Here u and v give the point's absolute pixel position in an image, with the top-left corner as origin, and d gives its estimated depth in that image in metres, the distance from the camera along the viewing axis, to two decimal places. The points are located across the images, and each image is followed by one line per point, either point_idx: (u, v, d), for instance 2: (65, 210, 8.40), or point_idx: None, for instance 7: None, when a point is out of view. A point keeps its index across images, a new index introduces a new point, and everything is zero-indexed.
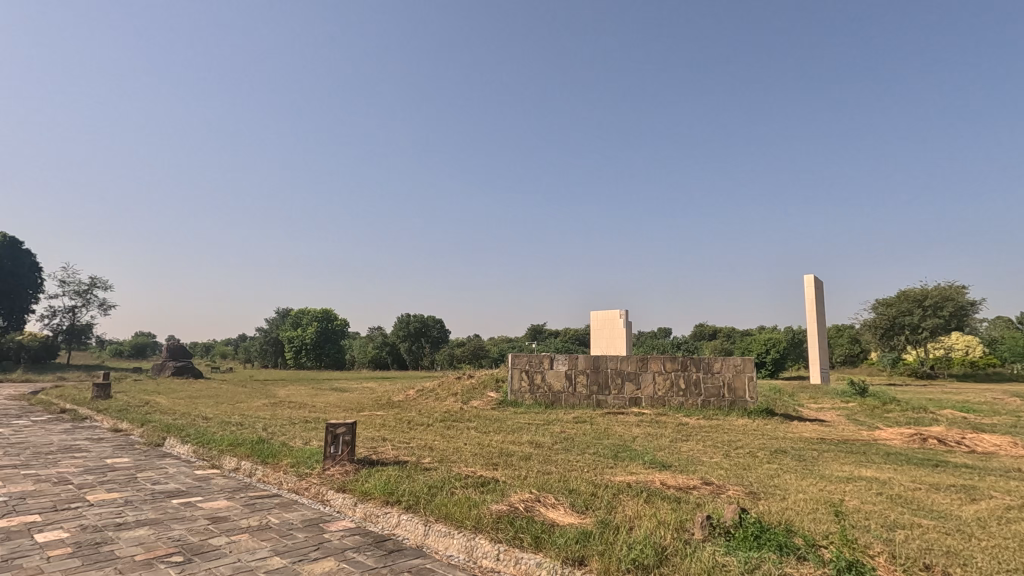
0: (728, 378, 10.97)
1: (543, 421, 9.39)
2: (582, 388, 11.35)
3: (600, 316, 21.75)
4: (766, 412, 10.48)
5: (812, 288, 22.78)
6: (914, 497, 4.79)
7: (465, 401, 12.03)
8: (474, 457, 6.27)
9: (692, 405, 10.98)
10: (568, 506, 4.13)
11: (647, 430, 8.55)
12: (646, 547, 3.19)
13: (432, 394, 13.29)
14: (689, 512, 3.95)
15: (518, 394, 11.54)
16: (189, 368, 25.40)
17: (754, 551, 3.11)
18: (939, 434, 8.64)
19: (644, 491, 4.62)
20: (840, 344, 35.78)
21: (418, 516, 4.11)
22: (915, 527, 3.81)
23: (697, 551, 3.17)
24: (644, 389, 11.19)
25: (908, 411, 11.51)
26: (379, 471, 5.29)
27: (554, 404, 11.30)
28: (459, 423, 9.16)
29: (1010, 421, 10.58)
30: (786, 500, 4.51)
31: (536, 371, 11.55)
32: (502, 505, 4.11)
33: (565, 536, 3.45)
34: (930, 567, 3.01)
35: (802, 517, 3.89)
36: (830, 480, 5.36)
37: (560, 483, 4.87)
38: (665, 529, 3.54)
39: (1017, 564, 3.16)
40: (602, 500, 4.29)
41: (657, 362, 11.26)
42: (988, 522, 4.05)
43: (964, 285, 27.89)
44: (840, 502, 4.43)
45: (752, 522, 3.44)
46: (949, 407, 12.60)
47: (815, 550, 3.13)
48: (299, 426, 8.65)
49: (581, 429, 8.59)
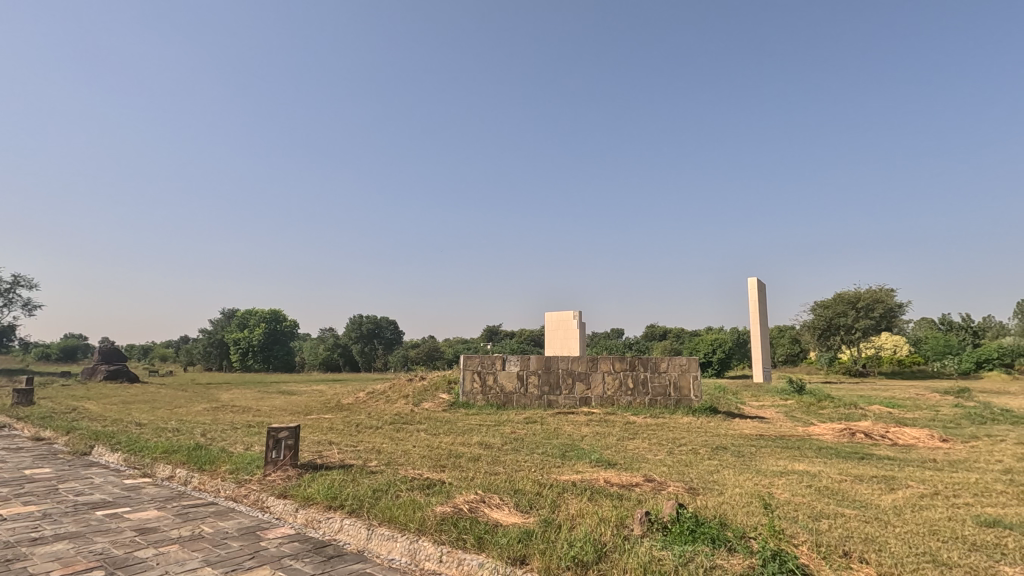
0: (674, 377, 11.31)
1: (494, 422, 9.42)
2: (534, 388, 11.43)
3: (554, 317, 21.97)
4: (710, 410, 10.86)
5: (754, 291, 23.76)
6: (840, 488, 5.07)
7: (417, 403, 11.91)
8: (423, 459, 6.23)
9: (640, 404, 11.25)
10: (512, 506, 4.17)
11: (596, 429, 8.69)
12: (586, 545, 3.26)
13: (383, 396, 13.09)
14: (630, 509, 4.05)
15: (470, 395, 11.53)
16: (124, 372, 24.08)
17: (688, 544, 3.23)
18: (866, 428, 9.19)
19: (588, 489, 4.71)
20: (782, 344, 37.41)
21: (362, 520, 4.05)
22: (838, 517, 4.03)
23: (635, 547, 3.27)
24: (594, 389, 11.39)
25: (840, 407, 12.17)
26: (323, 475, 5.18)
27: (506, 405, 11.35)
28: (410, 425, 9.07)
29: (929, 415, 11.33)
30: (723, 494, 4.70)
31: (488, 371, 11.57)
32: (446, 507, 4.10)
33: (507, 536, 3.48)
34: (849, 554, 3.20)
35: (735, 511, 4.06)
36: (765, 475, 5.61)
37: (506, 483, 4.89)
38: (606, 527, 3.62)
39: (926, 548, 3.40)
40: (546, 499, 4.33)
41: (606, 362, 11.49)
42: (903, 510, 4.34)
43: (892, 288, 29.64)
44: (771, 495, 4.65)
45: (688, 517, 3.56)
46: (877, 403, 13.40)
47: (744, 541, 3.27)
48: (241, 431, 8.35)
49: (531, 430, 8.66)
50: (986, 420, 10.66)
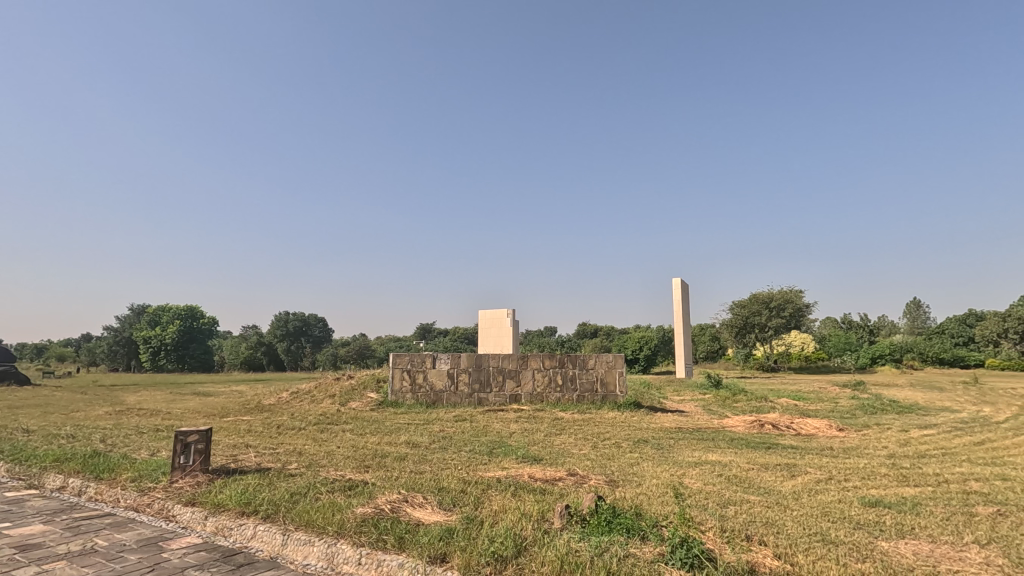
0: (601, 373, 11.65)
1: (423, 420, 9.33)
2: (464, 386, 11.41)
3: (487, 314, 21.99)
4: (634, 405, 11.30)
5: (678, 291, 24.85)
6: (747, 476, 5.42)
7: (343, 402, 11.57)
8: (347, 460, 6.07)
9: (569, 400, 11.51)
10: (436, 504, 4.14)
11: (524, 426, 8.81)
12: (506, 540, 3.30)
13: (308, 396, 12.63)
14: (551, 503, 4.15)
15: (399, 394, 11.33)
16: (12, 374, 21.77)
17: (605, 535, 3.34)
18: (773, 419, 9.88)
19: (512, 485, 4.77)
20: (703, 341, 39.34)
21: (277, 526, 3.88)
22: (744, 503, 4.31)
23: (555, 539, 3.34)
24: (524, 386, 11.53)
25: (752, 401, 12.98)
26: (237, 481, 4.92)
27: (435, 403, 11.24)
28: (334, 426, 8.80)
29: (829, 407, 12.32)
30: (641, 485, 4.91)
31: (418, 370, 11.41)
32: (366, 508, 4.01)
33: (429, 535, 3.45)
34: (751, 538, 3.42)
35: (650, 501, 4.24)
36: (681, 465, 5.91)
37: (431, 481, 4.85)
38: (527, 521, 3.68)
39: (818, 528, 3.70)
40: (470, 496, 4.35)
41: (536, 360, 11.65)
42: (801, 494, 4.70)
43: (801, 289, 31.87)
44: (684, 484, 4.89)
45: (606, 508, 3.68)
46: (785, 396, 14.37)
47: (656, 530, 3.42)
48: (147, 435, 7.78)
49: (460, 428, 8.63)
50: (877, 410, 11.73)
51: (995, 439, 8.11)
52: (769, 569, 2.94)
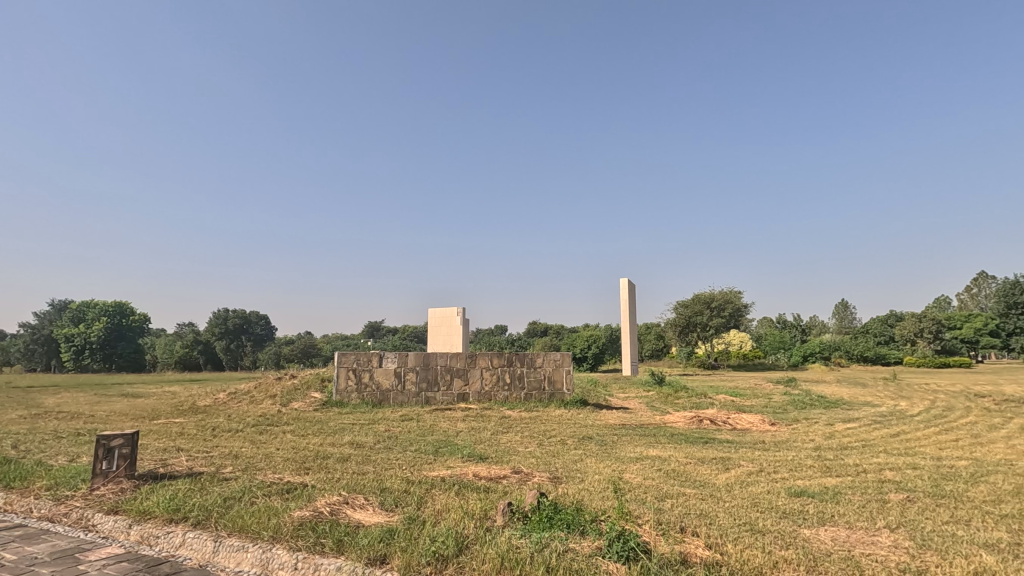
0: (549, 372, 11.80)
1: (368, 420, 9.16)
2: (411, 385, 11.27)
3: (437, 313, 21.81)
4: (580, 403, 11.51)
5: (625, 291, 25.44)
6: (684, 470, 5.63)
7: (285, 402, 11.19)
8: (286, 462, 5.88)
9: (516, 399, 11.59)
10: (377, 505, 4.08)
11: (471, 425, 8.81)
12: (447, 539, 3.29)
13: (246, 396, 12.14)
14: (494, 500, 4.17)
15: (344, 394, 11.07)
16: None
17: (545, 531, 3.38)
18: (711, 415, 10.29)
19: (456, 484, 4.75)
20: (648, 339, 40.47)
21: (208, 533, 3.70)
22: (681, 496, 4.47)
23: (496, 537, 3.36)
24: (472, 384, 11.52)
25: (693, 397, 13.48)
26: (166, 486, 4.68)
27: (382, 403, 11.06)
28: (274, 427, 8.51)
29: (763, 402, 12.96)
30: (583, 481, 5.01)
31: (364, 369, 11.18)
32: (304, 511, 3.90)
33: (369, 537, 3.40)
34: (684, 529, 3.55)
35: (591, 496, 4.34)
36: (623, 461, 6.06)
37: (373, 482, 4.78)
38: (469, 520, 3.68)
39: (747, 519, 3.88)
40: (413, 496, 4.31)
41: (484, 359, 11.67)
42: (733, 486, 4.93)
43: (739, 290, 33.29)
44: (625, 480, 5.02)
45: (548, 505, 3.74)
46: (723, 393, 14.99)
47: (595, 524, 3.50)
48: (67, 440, 7.27)
49: (407, 427, 8.53)
50: (806, 405, 12.43)
51: (909, 430, 8.76)
52: (701, 558, 3.07)
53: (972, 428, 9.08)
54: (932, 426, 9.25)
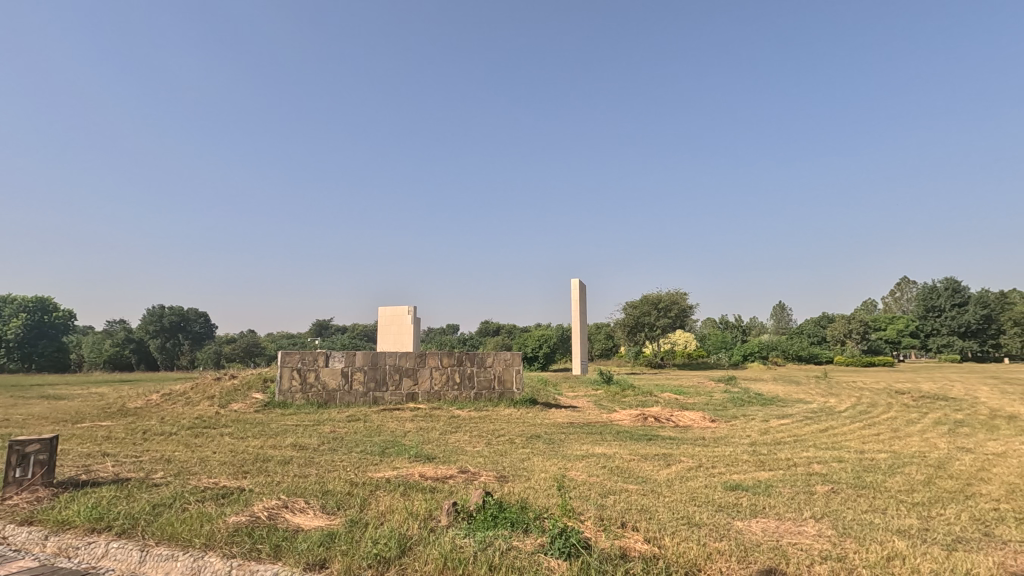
0: (499, 371, 11.84)
1: (313, 421, 8.91)
2: (359, 385, 11.04)
3: (388, 312, 21.49)
4: (529, 402, 11.62)
5: (576, 291, 25.82)
6: (628, 467, 5.78)
7: (224, 404, 10.73)
8: (222, 466, 5.65)
9: (466, 398, 11.56)
10: (318, 509, 3.98)
11: (420, 425, 8.73)
12: (390, 541, 3.25)
13: (182, 398, 11.55)
14: (439, 501, 4.15)
15: (287, 394, 10.72)
16: None
17: (489, 530, 3.39)
18: (656, 413, 10.59)
19: (401, 485, 4.70)
20: (598, 339, 41.19)
21: (134, 542, 3.50)
22: (623, 492, 4.58)
23: (440, 537, 3.34)
24: (421, 384, 11.41)
25: (639, 396, 13.83)
26: (89, 494, 4.40)
27: (328, 403, 10.79)
28: (211, 429, 8.14)
29: (704, 400, 13.42)
30: (529, 480, 5.06)
31: (309, 369, 10.86)
32: (240, 516, 3.76)
33: (308, 541, 3.32)
34: (625, 524, 3.64)
35: (536, 494, 4.39)
36: (569, 459, 6.15)
37: (315, 485, 4.65)
38: (413, 520, 3.65)
39: (685, 513, 4.02)
40: (356, 498, 4.23)
41: (434, 358, 11.59)
42: (674, 482, 5.09)
43: (685, 292, 34.35)
44: (569, 477, 5.10)
45: (493, 504, 3.75)
46: (668, 391, 15.48)
47: (539, 522, 3.54)
48: None
49: (353, 428, 8.36)
50: (744, 402, 12.99)
51: (836, 426, 9.30)
52: (639, 552, 3.16)
53: (891, 423, 9.73)
54: (857, 422, 9.85)
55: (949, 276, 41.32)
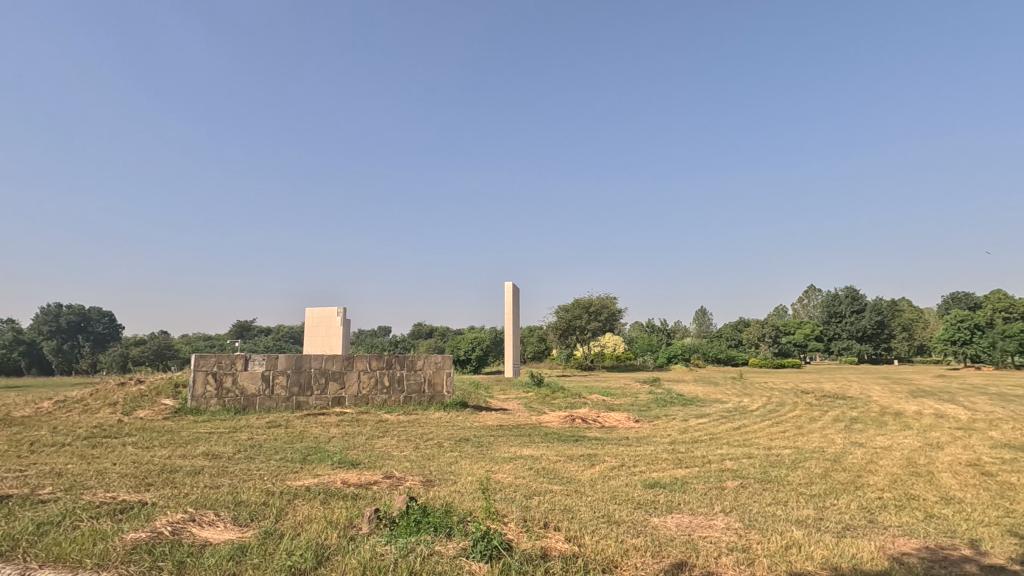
0: (429, 374, 11.72)
1: (229, 428, 8.41)
2: (281, 390, 10.56)
3: (315, 313, 20.74)
4: (460, 404, 11.58)
5: (509, 295, 25.99)
6: (554, 468, 5.88)
7: (128, 411, 9.91)
8: (123, 478, 5.22)
9: (395, 402, 11.34)
10: (229, 521, 3.76)
11: (345, 430, 8.47)
12: (306, 552, 3.12)
13: (79, 405, 10.56)
14: (361, 507, 4.05)
15: (201, 400, 10.07)
16: None
17: (412, 536, 3.34)
18: (584, 414, 10.85)
19: (321, 493, 4.53)
20: (531, 342, 41.64)
21: (11, 565, 3.15)
22: (547, 493, 4.66)
23: (360, 546, 3.25)
24: (348, 387, 11.08)
25: (568, 397, 14.12)
26: None
27: (246, 409, 10.24)
28: (111, 439, 7.50)
29: (629, 401, 13.90)
30: (455, 483, 5.03)
31: (226, 373, 10.25)
32: (140, 533, 3.49)
33: (217, 555, 3.13)
34: (547, 525, 3.70)
35: (462, 497, 4.37)
36: (497, 461, 6.18)
37: (227, 496, 4.39)
38: (331, 529, 3.53)
39: (606, 511, 4.13)
40: (272, 508, 4.04)
41: (362, 361, 11.28)
42: (597, 481, 5.23)
43: (614, 296, 35.41)
44: (495, 480, 5.12)
45: (416, 509, 3.71)
46: (596, 392, 15.89)
47: (462, 526, 3.52)
48: None
49: (273, 435, 7.99)
50: (666, 403, 13.57)
51: (748, 424, 9.90)
52: (559, 552, 3.21)
53: (796, 420, 10.49)
54: (767, 420, 10.53)
55: (849, 285, 45.03)
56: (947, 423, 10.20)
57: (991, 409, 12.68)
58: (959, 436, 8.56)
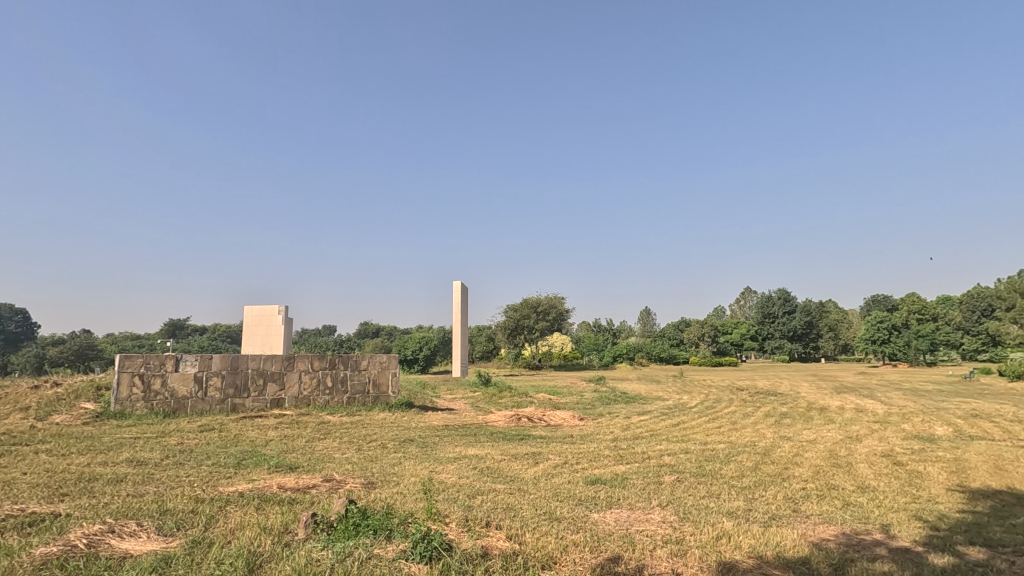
0: (374, 374, 11.50)
1: (156, 433, 7.95)
2: (215, 392, 10.08)
3: (256, 311, 19.95)
4: (405, 405, 11.42)
5: (458, 294, 25.86)
6: (498, 466, 5.90)
7: (43, 416, 9.19)
8: (34, 489, 4.83)
9: (338, 403, 11.06)
10: (153, 531, 3.56)
11: (284, 432, 8.18)
12: (237, 560, 3.00)
13: None
14: (297, 512, 3.92)
15: (126, 403, 9.46)
16: None
17: (350, 539, 3.27)
18: (530, 413, 10.93)
19: (255, 498, 4.36)
20: (480, 341, 41.57)
21: None
22: (490, 492, 4.67)
23: (295, 552, 3.15)
24: (288, 389, 10.71)
25: (515, 397, 14.19)
26: None
27: (177, 412, 9.71)
28: (22, 447, 6.93)
29: (575, 400, 14.13)
30: (398, 485, 4.96)
31: (155, 374, 9.68)
32: (50, 547, 3.24)
33: (138, 566, 2.96)
34: (489, 524, 3.71)
35: (404, 499, 4.32)
36: (441, 461, 6.14)
37: (151, 505, 4.15)
38: (264, 536, 3.40)
39: (548, 509, 4.19)
40: (202, 515, 3.86)
41: (303, 361, 10.93)
42: (540, 479, 5.28)
43: (562, 296, 35.89)
44: (439, 480, 5.08)
45: (355, 512, 3.63)
46: (542, 391, 16.05)
47: (403, 528, 3.47)
48: None
49: (205, 439, 7.61)
50: (611, 401, 13.88)
51: (686, 420, 10.25)
52: (500, 550, 3.22)
53: (731, 416, 10.97)
54: (704, 416, 10.95)
55: (782, 287, 47.44)
56: (867, 417, 10.94)
57: (904, 403, 13.70)
58: (875, 429, 9.21)
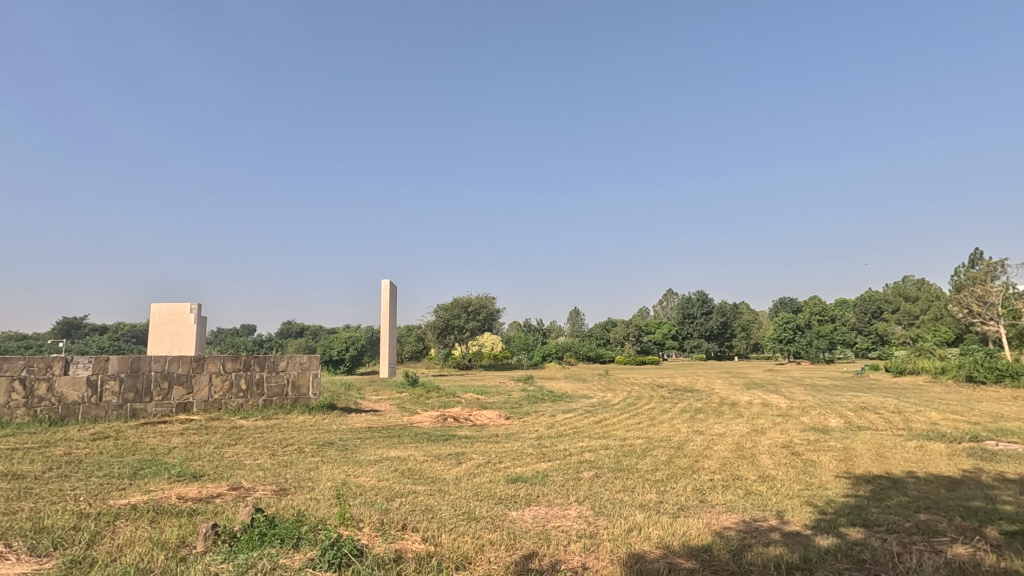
0: (293, 376, 11.02)
1: (39, 443, 7.19)
2: (112, 397, 9.26)
3: (164, 309, 18.55)
4: (327, 407, 11.03)
5: (387, 292, 25.27)
6: (420, 468, 5.81)
7: None
8: None
9: (252, 406, 10.49)
10: (24, 552, 3.20)
11: (190, 439, 7.65)
12: None
13: None
14: (197, 524, 3.66)
15: (3, 411, 8.48)
16: None
17: (254, 550, 3.09)
18: (456, 413, 10.86)
19: (149, 511, 4.03)
20: (409, 340, 40.89)
21: None
22: (410, 494, 4.58)
23: (191, 566, 2.94)
24: (197, 392, 10.05)
25: (442, 397, 14.06)
26: None
27: (66, 420, 8.82)
28: None
29: (502, 399, 14.21)
30: (312, 490, 4.76)
31: (40, 378, 8.74)
32: None
33: None
34: (406, 527, 3.63)
35: (317, 505, 4.14)
36: (361, 464, 5.97)
37: (26, 523, 3.73)
38: (156, 551, 3.15)
39: (467, 508, 4.16)
40: (86, 532, 3.51)
41: (215, 362, 10.28)
42: (461, 479, 5.26)
43: (492, 296, 35.96)
44: (356, 484, 4.93)
45: (262, 521, 3.44)
46: (470, 391, 16.01)
47: (312, 535, 3.33)
48: None
49: (97, 447, 6.97)
50: (537, 400, 14.05)
51: (608, 417, 10.55)
52: (415, 553, 3.16)
53: (651, 413, 11.41)
54: (625, 413, 11.34)
55: (701, 290, 50.05)
56: (771, 411, 11.76)
57: (805, 397, 14.85)
58: (778, 422, 9.89)
